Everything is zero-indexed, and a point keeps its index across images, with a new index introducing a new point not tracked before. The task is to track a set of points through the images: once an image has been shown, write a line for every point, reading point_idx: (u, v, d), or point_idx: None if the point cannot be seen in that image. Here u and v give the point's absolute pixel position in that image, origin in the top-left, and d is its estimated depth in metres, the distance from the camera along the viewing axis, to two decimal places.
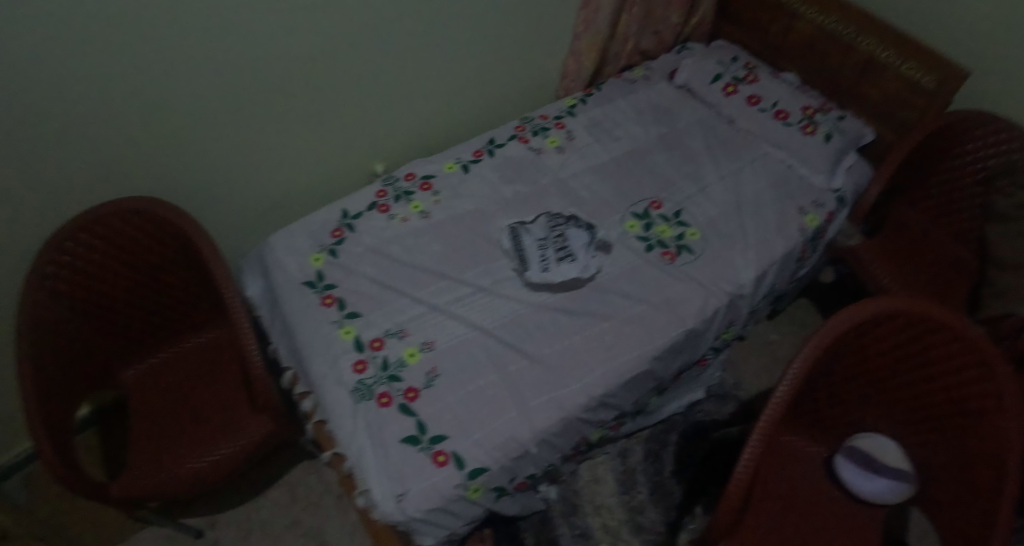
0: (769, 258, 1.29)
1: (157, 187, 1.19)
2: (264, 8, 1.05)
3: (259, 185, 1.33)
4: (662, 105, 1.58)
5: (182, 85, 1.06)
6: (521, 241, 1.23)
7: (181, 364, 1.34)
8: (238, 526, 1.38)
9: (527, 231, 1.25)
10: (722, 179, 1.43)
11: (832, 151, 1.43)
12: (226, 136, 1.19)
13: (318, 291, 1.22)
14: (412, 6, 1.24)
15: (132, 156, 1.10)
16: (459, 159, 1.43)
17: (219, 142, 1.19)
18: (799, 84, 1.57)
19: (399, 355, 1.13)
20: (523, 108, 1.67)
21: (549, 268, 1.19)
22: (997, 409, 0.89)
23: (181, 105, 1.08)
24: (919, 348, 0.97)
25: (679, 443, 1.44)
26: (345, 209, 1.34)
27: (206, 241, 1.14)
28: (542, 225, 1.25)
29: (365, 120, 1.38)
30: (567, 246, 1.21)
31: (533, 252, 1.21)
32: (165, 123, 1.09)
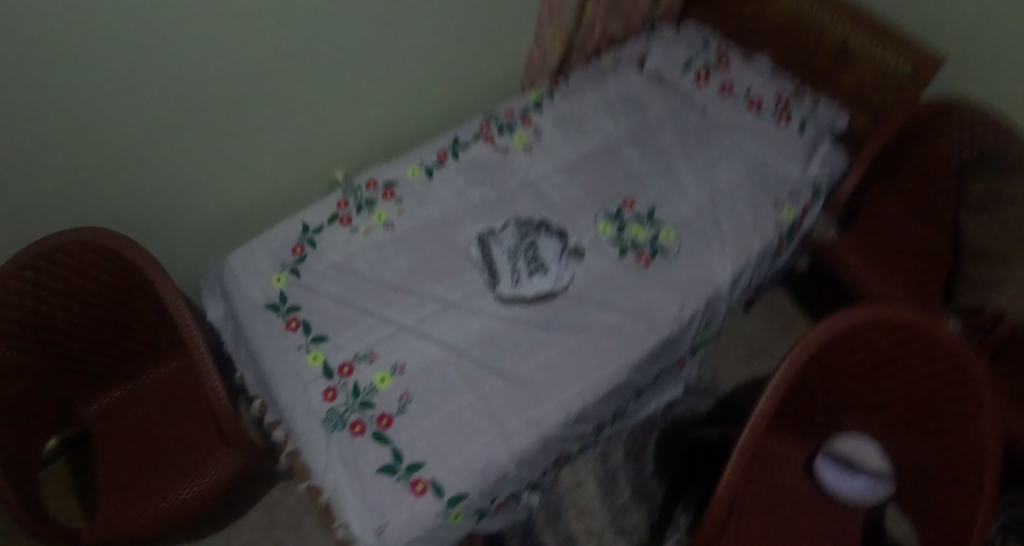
0: (746, 256, 1.27)
1: (101, 212, 1.11)
2: (204, 22, 0.96)
3: (213, 202, 1.25)
4: (632, 95, 1.52)
5: (117, 108, 0.97)
6: (492, 252, 1.22)
7: (144, 397, 1.28)
8: None
9: (496, 240, 1.23)
10: (695, 173, 1.39)
11: (807, 141, 1.41)
12: (170, 154, 1.11)
13: (282, 315, 1.16)
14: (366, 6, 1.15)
15: (68, 184, 1.02)
16: (422, 163, 1.36)
17: (163, 161, 1.11)
18: (771, 68, 1.53)
19: (370, 380, 1.10)
20: (487, 102, 1.59)
21: (521, 281, 1.18)
22: (974, 414, 0.88)
23: (118, 129, 1.00)
24: (897, 353, 0.95)
25: (660, 442, 1.44)
26: (305, 222, 1.27)
27: (160, 275, 1.06)
28: (511, 234, 1.24)
29: (322, 127, 1.30)
30: (538, 257, 1.21)
31: (504, 263, 1.20)
32: (99, 145, 1.00)
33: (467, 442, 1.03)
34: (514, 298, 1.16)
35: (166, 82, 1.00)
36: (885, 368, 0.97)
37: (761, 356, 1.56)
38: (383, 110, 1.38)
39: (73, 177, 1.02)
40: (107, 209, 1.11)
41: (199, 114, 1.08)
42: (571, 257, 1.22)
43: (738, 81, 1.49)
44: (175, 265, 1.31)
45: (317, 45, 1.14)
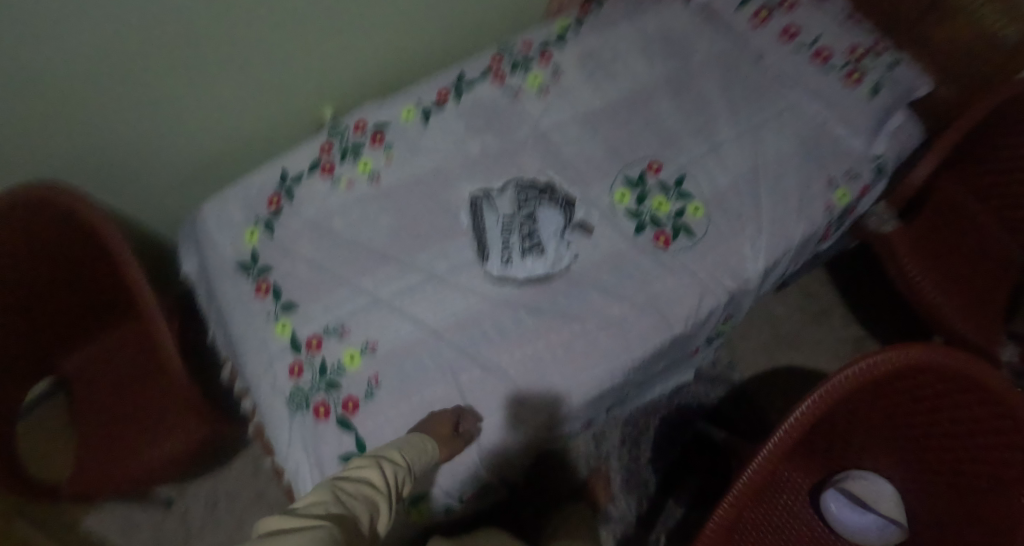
0: (785, 247, 1.08)
1: (61, 159, 0.98)
2: None
3: (187, 147, 1.11)
4: (675, 31, 1.27)
5: (50, 41, 0.82)
6: (483, 220, 1.05)
7: (120, 352, 1.22)
8: (205, 495, 1.36)
9: (490, 205, 1.06)
10: (739, 136, 1.16)
11: (876, 109, 1.19)
12: (128, 90, 0.95)
13: (251, 277, 1.06)
14: None
15: (11, 130, 0.89)
16: (419, 103, 1.17)
17: (120, 98, 0.95)
18: (848, 11, 1.28)
19: (337, 358, 1.00)
20: (502, 27, 1.35)
21: (512, 260, 1.02)
22: (1016, 480, 0.75)
23: (57, 66, 0.85)
24: (945, 400, 0.83)
25: (661, 430, 1.30)
26: (285, 168, 1.13)
27: (112, 234, 0.98)
28: (508, 199, 1.06)
29: (309, 59, 1.11)
30: (535, 234, 1.03)
31: (495, 235, 1.03)
32: (38, 77, 0.84)
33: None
34: (502, 276, 1.02)
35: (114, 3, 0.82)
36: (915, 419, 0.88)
37: (787, 344, 1.39)
38: (378, 37, 1.16)
39: (14, 114, 0.87)
40: (63, 156, 0.98)
41: (159, 43, 0.91)
42: (578, 231, 1.04)
43: (806, 24, 1.24)
44: (150, 215, 1.18)
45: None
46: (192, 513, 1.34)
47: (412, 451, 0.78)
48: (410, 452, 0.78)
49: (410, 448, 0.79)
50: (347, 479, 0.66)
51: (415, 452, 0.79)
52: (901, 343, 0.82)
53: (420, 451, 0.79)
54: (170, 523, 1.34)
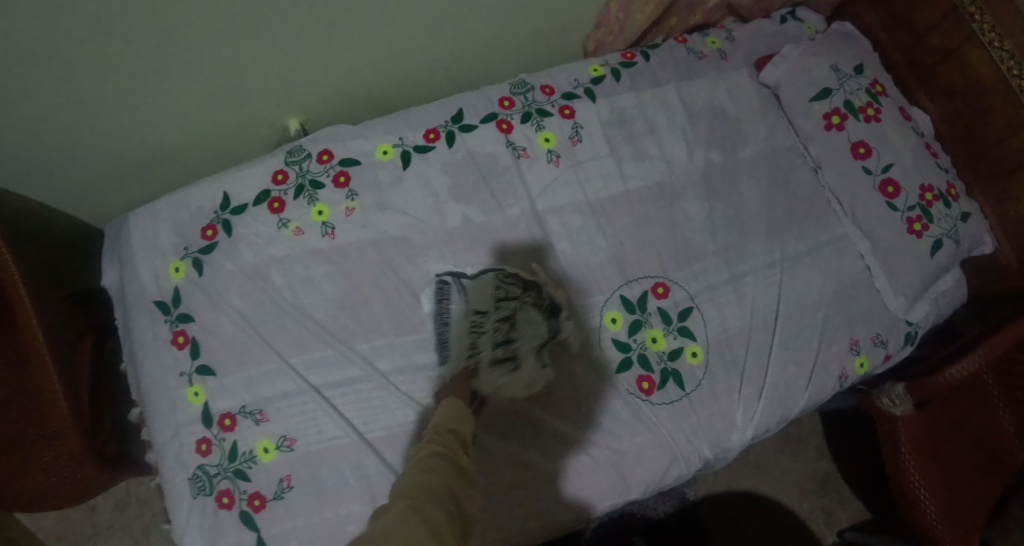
0: (783, 414, 0.95)
1: None
2: None
3: (117, 142, 0.90)
4: (728, 112, 1.05)
5: None
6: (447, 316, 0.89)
7: None
8: (115, 495, 1.24)
9: (458, 296, 0.89)
10: (767, 267, 0.99)
11: (932, 269, 1.02)
12: (25, 65, 0.73)
13: (170, 320, 0.89)
14: None
15: None
16: (401, 141, 0.96)
17: (22, 75, 0.74)
18: (929, 136, 1.09)
19: (250, 446, 0.85)
20: (529, 56, 1.12)
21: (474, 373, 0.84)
22: None
23: None
24: None
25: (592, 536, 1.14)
26: (227, 193, 0.93)
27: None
28: (479, 291, 0.88)
29: (275, 59, 0.88)
30: (512, 341, 0.84)
31: (464, 334, 0.86)
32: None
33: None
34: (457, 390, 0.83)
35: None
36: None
37: (752, 468, 1.28)
38: (371, 50, 0.95)
39: None
40: None
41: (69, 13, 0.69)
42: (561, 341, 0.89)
43: (882, 145, 1.03)
44: (78, 205, 0.98)
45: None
46: (100, 511, 1.23)
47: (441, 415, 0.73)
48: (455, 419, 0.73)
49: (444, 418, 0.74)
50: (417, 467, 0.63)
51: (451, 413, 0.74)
52: None
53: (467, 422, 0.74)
54: (76, 514, 1.22)
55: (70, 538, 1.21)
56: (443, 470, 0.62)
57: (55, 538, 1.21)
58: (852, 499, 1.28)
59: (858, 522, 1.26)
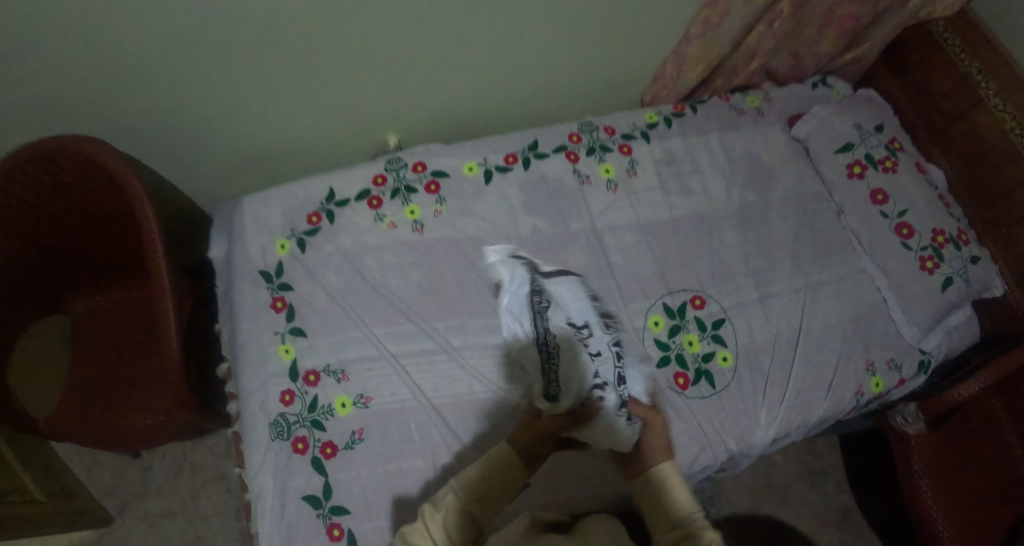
0: (801, 420, 1.05)
1: (123, 124, 0.98)
2: None
3: (248, 136, 1.08)
4: (763, 158, 1.20)
5: (147, 17, 0.82)
6: (548, 312, 0.97)
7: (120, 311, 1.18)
8: (171, 461, 1.34)
9: (560, 299, 0.99)
10: (793, 292, 1.12)
11: (943, 304, 1.13)
12: (207, 69, 0.93)
13: (271, 288, 1.05)
14: None
15: (88, 89, 0.90)
16: (485, 161, 1.13)
17: (205, 73, 0.94)
18: (943, 189, 1.23)
19: (329, 400, 0.99)
20: (589, 101, 1.30)
21: (593, 376, 0.92)
22: None
23: (144, 42, 0.86)
24: None
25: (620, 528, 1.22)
26: (333, 189, 1.11)
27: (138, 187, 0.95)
28: (583, 308, 1.00)
29: (388, 80, 1.07)
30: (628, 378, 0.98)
31: (576, 368, 0.92)
32: (139, 33, 0.84)
33: (410, 505, 0.93)
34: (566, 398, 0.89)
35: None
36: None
37: (775, 494, 1.30)
38: (466, 82, 1.14)
39: (94, 78, 0.88)
40: (129, 122, 0.98)
41: (257, 31, 0.90)
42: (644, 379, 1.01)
43: (897, 193, 1.17)
44: (200, 185, 1.16)
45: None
46: (154, 473, 1.33)
47: (477, 474, 0.75)
48: (492, 488, 0.75)
49: (481, 471, 0.76)
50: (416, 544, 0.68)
51: (494, 474, 0.76)
52: None
53: (512, 477, 0.77)
54: (132, 474, 1.32)
55: (121, 497, 1.30)
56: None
57: (106, 494, 1.30)
58: (874, 537, 1.28)
59: None
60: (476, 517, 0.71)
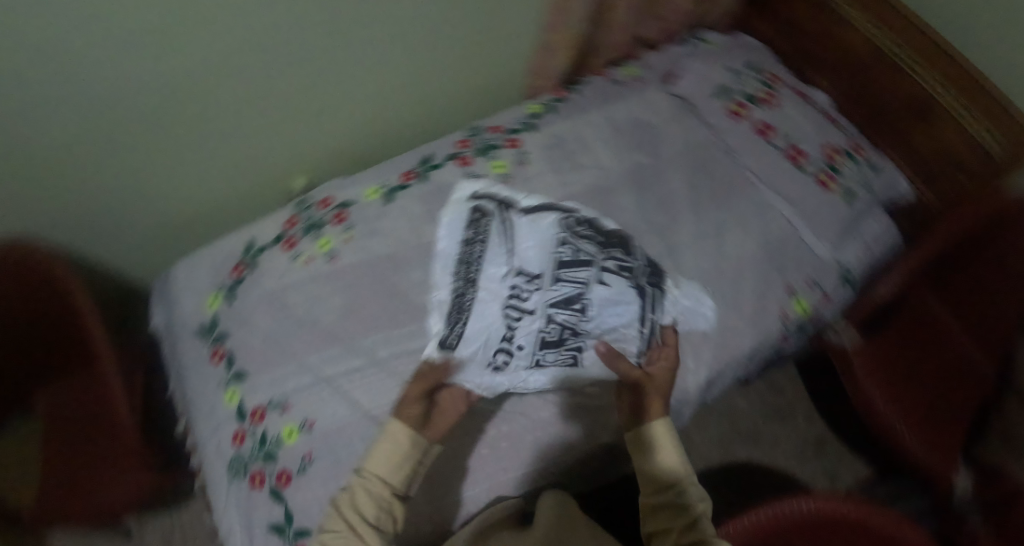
0: (731, 355, 1.09)
1: (39, 223, 1.04)
2: (120, 33, 0.85)
3: (160, 209, 1.15)
4: (648, 121, 1.25)
5: (35, 122, 0.90)
6: (485, 262, 1.06)
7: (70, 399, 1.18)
8: (160, 534, 1.37)
9: (519, 252, 1.06)
10: (698, 238, 1.15)
11: (850, 215, 1.17)
12: (105, 157, 1.01)
13: (209, 342, 1.11)
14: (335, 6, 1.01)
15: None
16: (384, 184, 1.20)
17: (108, 162, 1.02)
18: (831, 108, 1.27)
19: (277, 432, 1.03)
20: (474, 102, 1.37)
21: (499, 330, 1.04)
22: None
23: (38, 146, 0.93)
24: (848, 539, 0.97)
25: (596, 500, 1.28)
26: (252, 239, 1.18)
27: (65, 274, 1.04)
28: (541, 263, 1.05)
29: (281, 129, 1.15)
30: (567, 335, 1.06)
31: (490, 325, 1.04)
32: (38, 140, 0.92)
33: None
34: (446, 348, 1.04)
35: (108, 75, 0.90)
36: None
37: (744, 438, 1.33)
38: (358, 116, 1.23)
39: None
40: (45, 220, 1.04)
41: (145, 113, 0.98)
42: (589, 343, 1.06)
43: (782, 123, 1.22)
44: (129, 265, 1.22)
45: (281, 41, 1.00)
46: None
47: (377, 460, 0.86)
48: (391, 468, 0.86)
49: (385, 458, 0.86)
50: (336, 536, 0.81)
51: (391, 457, 0.87)
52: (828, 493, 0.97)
53: (409, 454, 0.88)
54: None
55: None
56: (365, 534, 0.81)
57: None
58: (851, 457, 1.32)
59: (862, 478, 1.30)
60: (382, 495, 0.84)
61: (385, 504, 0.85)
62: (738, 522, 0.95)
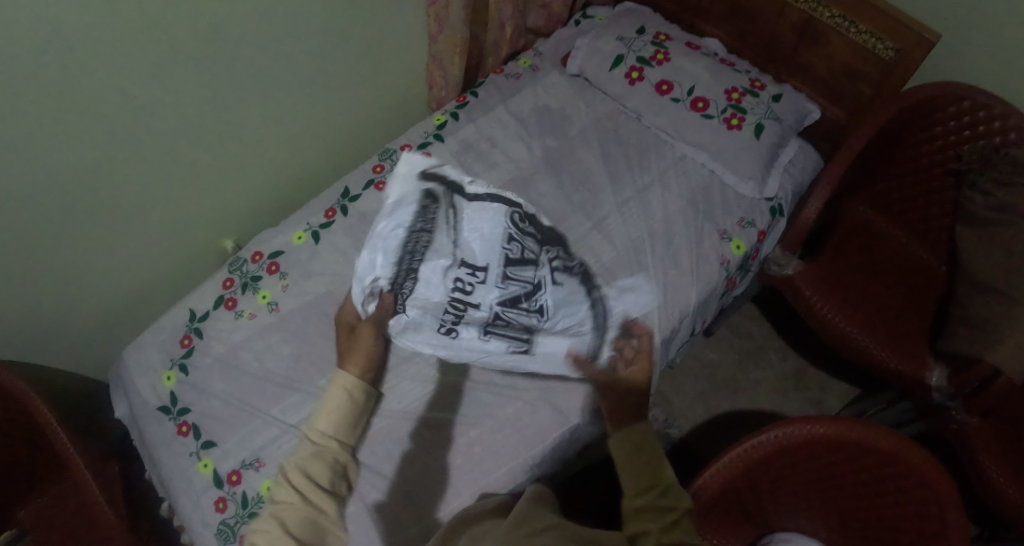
0: (680, 311, 1.09)
1: None
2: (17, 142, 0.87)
3: (98, 303, 1.15)
4: (551, 106, 1.27)
5: None
6: (431, 250, 1.06)
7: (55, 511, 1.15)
8: None
9: (466, 245, 1.07)
10: (623, 205, 1.17)
11: (765, 148, 1.17)
12: (32, 265, 1.01)
13: (172, 418, 1.10)
14: (221, 68, 1.03)
15: None
16: (309, 225, 1.21)
17: (38, 271, 1.02)
18: (724, 53, 1.29)
19: (256, 489, 1.03)
20: (381, 126, 1.40)
21: (426, 299, 1.05)
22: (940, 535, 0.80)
23: None
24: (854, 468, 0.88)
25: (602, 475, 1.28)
26: (192, 308, 1.18)
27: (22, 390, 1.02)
28: (491, 253, 1.07)
29: (201, 197, 1.17)
30: (509, 311, 1.05)
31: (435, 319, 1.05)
32: None
33: None
34: (376, 293, 1.05)
35: (12, 188, 0.91)
36: (886, 507, 0.87)
37: (723, 389, 1.33)
38: (269, 166, 1.25)
39: None
40: None
41: (60, 214, 0.99)
42: (539, 335, 1.05)
43: (679, 76, 1.23)
44: (82, 366, 1.21)
45: (175, 114, 1.02)
46: None
47: (327, 416, 0.93)
48: (342, 427, 0.94)
49: (329, 417, 0.94)
50: (284, 505, 0.86)
51: (342, 413, 0.94)
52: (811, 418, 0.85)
53: (359, 404, 0.96)
54: None
55: None
56: (314, 501, 0.88)
57: None
58: (832, 382, 1.32)
59: (847, 398, 1.30)
60: (331, 453, 0.92)
61: (336, 467, 0.92)
62: (726, 457, 0.87)
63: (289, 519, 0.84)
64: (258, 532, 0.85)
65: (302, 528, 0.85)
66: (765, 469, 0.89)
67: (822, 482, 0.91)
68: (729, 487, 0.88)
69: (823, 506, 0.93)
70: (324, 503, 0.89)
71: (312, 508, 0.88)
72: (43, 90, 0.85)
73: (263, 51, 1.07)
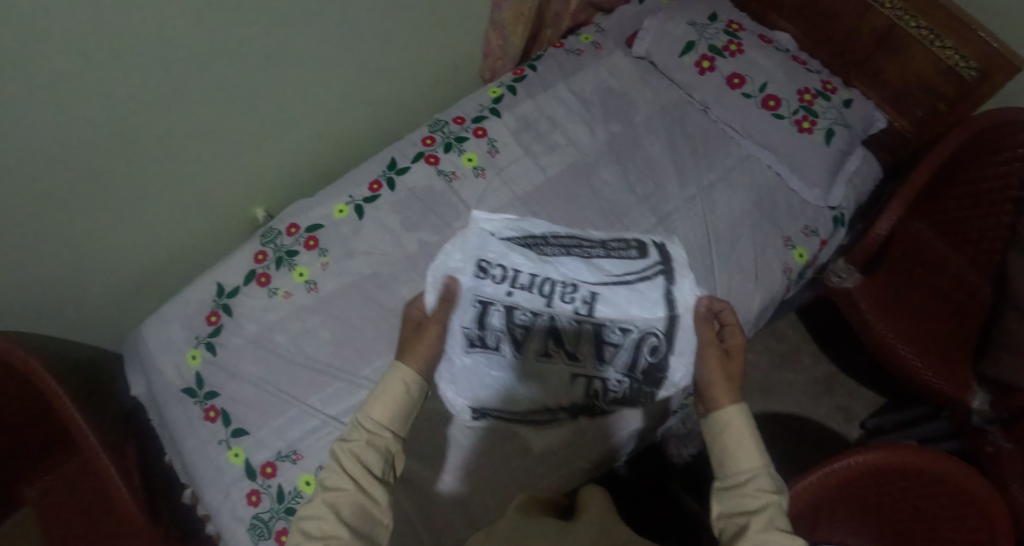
0: (744, 317, 1.06)
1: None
2: (54, 80, 0.76)
3: (120, 267, 1.04)
4: (614, 89, 1.21)
5: None
6: (590, 257, 0.90)
7: (65, 490, 1.06)
8: None
9: (602, 263, 0.89)
10: (688, 202, 1.12)
11: (834, 155, 1.14)
12: (52, 223, 0.89)
13: (199, 401, 1.00)
14: (274, 17, 0.92)
15: None
16: (351, 199, 1.12)
17: (50, 231, 0.90)
18: (794, 49, 1.24)
19: (294, 484, 0.94)
20: (424, 90, 1.30)
21: (487, 293, 0.88)
22: None
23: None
24: (915, 491, 0.89)
25: (627, 479, 1.24)
26: (220, 282, 1.08)
27: (44, 377, 0.91)
28: (612, 313, 0.87)
29: (235, 157, 1.06)
30: (555, 343, 0.90)
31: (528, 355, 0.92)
32: None
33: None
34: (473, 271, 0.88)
35: (35, 134, 0.79)
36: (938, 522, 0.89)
37: (756, 391, 1.34)
38: (307, 129, 1.14)
39: None
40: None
41: (79, 167, 0.86)
42: (583, 377, 0.92)
43: (751, 71, 1.17)
44: (94, 335, 1.10)
45: (213, 65, 0.90)
46: None
47: (383, 402, 0.68)
48: (399, 415, 0.68)
49: (385, 399, 0.69)
50: (338, 492, 0.62)
51: (399, 402, 0.69)
52: (896, 446, 0.86)
53: (417, 397, 0.70)
54: None
55: None
56: (371, 489, 0.63)
57: None
58: (860, 389, 1.34)
59: (874, 406, 1.32)
60: (385, 443, 0.66)
61: (389, 455, 0.66)
62: (809, 480, 0.87)
63: (341, 506, 0.61)
64: (309, 522, 0.61)
65: (355, 520, 0.61)
66: (840, 490, 0.91)
67: (876, 504, 0.93)
68: (795, 522, 0.91)
69: (874, 527, 0.95)
70: (375, 491, 0.63)
71: (366, 497, 0.63)
72: (80, 21, 0.73)
73: (320, 4, 0.96)
